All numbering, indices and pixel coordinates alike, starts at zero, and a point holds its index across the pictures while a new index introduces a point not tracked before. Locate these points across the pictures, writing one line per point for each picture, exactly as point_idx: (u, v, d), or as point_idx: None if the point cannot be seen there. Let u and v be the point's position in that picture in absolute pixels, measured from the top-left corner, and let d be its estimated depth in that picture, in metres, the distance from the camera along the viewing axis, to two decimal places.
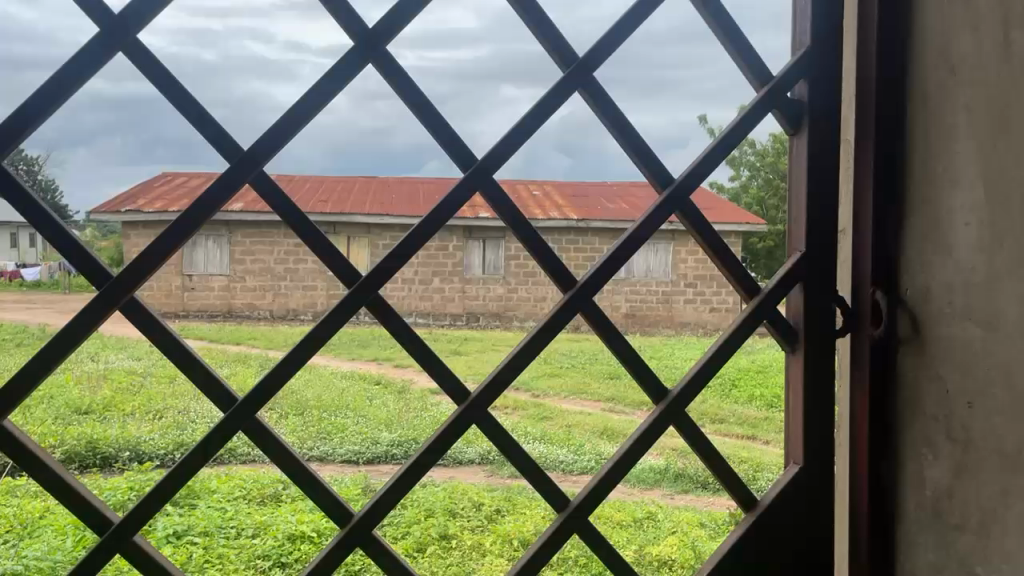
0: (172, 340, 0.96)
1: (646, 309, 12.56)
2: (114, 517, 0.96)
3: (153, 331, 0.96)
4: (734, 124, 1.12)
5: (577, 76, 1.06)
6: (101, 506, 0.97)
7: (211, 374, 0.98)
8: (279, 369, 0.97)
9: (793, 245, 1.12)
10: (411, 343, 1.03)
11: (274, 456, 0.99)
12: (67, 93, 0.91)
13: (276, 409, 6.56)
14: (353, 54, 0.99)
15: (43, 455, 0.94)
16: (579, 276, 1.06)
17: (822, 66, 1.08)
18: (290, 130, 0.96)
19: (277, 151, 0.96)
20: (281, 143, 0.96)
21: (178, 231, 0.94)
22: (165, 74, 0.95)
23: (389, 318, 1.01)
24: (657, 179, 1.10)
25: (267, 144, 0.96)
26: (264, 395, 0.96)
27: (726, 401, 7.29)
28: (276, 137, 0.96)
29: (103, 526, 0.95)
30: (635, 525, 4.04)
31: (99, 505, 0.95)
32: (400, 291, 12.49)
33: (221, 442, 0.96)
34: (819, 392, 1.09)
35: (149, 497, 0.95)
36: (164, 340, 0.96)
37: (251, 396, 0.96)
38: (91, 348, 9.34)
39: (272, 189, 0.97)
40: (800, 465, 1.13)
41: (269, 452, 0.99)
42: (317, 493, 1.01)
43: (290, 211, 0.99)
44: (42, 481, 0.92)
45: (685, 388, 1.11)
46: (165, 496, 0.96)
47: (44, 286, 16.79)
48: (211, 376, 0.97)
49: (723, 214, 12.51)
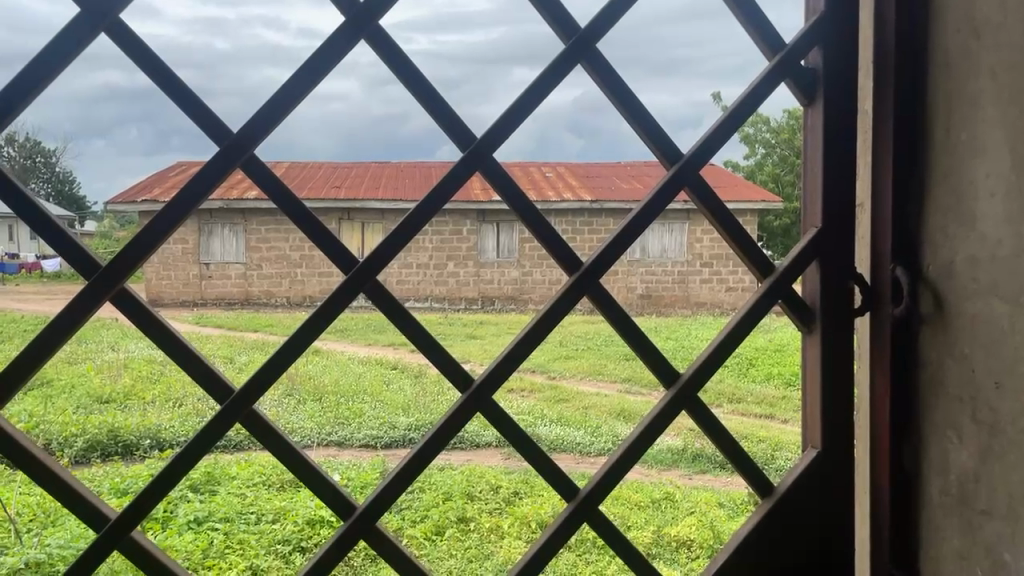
0: (165, 331, 0.93)
1: (662, 290, 12.50)
2: (111, 514, 0.94)
3: (145, 323, 0.93)
4: (744, 96, 1.07)
5: (578, 48, 1.02)
6: (97, 502, 0.95)
7: (205, 364, 0.95)
8: (280, 356, 0.94)
9: (809, 221, 1.08)
10: (411, 328, 0.99)
11: (273, 449, 0.97)
12: (46, 80, 0.88)
13: (294, 395, 6.60)
14: (347, 30, 0.95)
15: (39, 453, 0.92)
16: (584, 258, 1.02)
17: (837, 32, 1.03)
18: (278, 112, 0.92)
19: (270, 133, 0.93)
20: (270, 127, 0.93)
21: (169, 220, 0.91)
22: (151, 57, 0.92)
23: (386, 306, 0.98)
24: (664, 155, 1.07)
25: (258, 126, 0.92)
26: (261, 387, 0.93)
27: (744, 380, 7.24)
28: (266, 119, 0.93)
29: (101, 523, 0.93)
30: (654, 506, 4.02)
31: (95, 502, 0.94)
32: (414, 276, 12.44)
33: (217, 434, 0.94)
34: (835, 373, 1.06)
35: (149, 496, 0.93)
36: (155, 331, 0.93)
37: (250, 387, 0.93)
38: (111, 337, 9.45)
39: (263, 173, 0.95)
40: (818, 449, 1.09)
41: (267, 445, 0.96)
42: (320, 485, 0.99)
43: (281, 196, 0.96)
44: (36, 478, 0.91)
45: (695, 372, 1.07)
46: (164, 491, 0.94)
47: (64, 279, 17.02)
48: (206, 368, 0.95)
49: (738, 192, 12.38)
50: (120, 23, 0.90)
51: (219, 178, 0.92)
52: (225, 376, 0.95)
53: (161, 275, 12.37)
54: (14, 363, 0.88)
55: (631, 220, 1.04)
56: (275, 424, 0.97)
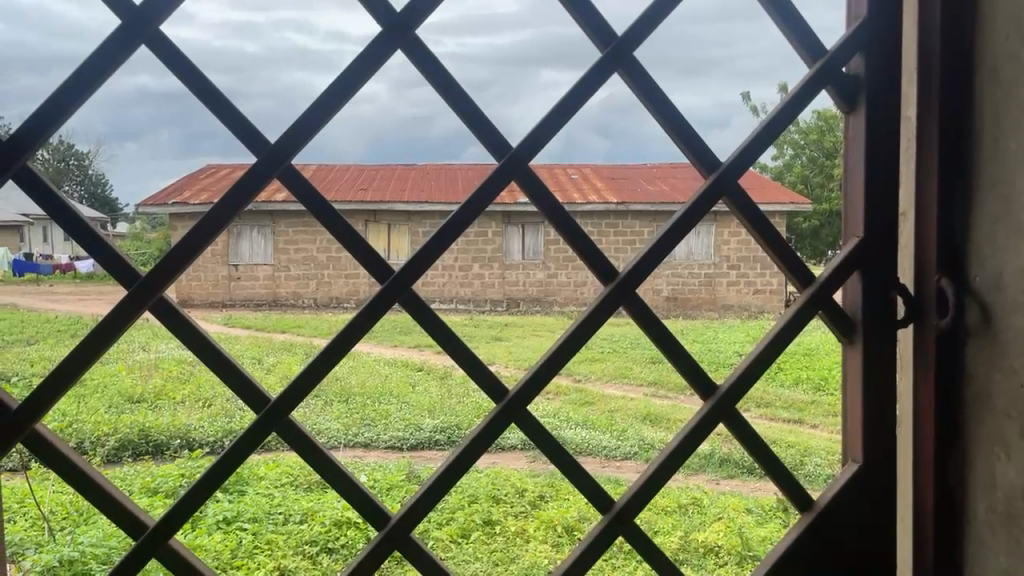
0: (199, 337, 0.92)
1: (688, 292, 12.41)
2: (148, 522, 0.94)
3: (185, 333, 0.92)
4: (784, 103, 1.05)
5: (615, 54, 1.00)
6: (134, 509, 0.94)
7: (242, 373, 0.94)
8: (317, 362, 0.94)
9: (851, 229, 1.05)
10: (444, 337, 0.99)
11: (308, 459, 0.96)
12: (86, 91, 0.88)
13: (321, 396, 6.65)
14: (384, 39, 0.94)
15: (74, 458, 0.91)
16: (620, 268, 1.00)
17: (879, 39, 1.02)
18: (316, 122, 0.91)
19: (307, 142, 0.92)
20: (308, 136, 0.92)
21: (209, 228, 0.90)
22: (192, 69, 0.92)
23: (421, 313, 0.97)
24: (702, 163, 1.04)
25: (297, 136, 0.92)
26: (299, 393, 0.93)
27: (772, 383, 7.18)
28: (304, 127, 0.92)
29: (138, 530, 0.93)
30: (680, 511, 4.00)
31: (133, 509, 0.93)
32: (439, 278, 12.54)
33: (253, 442, 0.93)
34: (877, 386, 1.03)
35: (187, 499, 0.93)
36: (193, 340, 0.92)
37: (288, 394, 0.92)
38: (142, 338, 9.60)
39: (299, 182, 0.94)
40: (859, 463, 1.07)
41: (302, 453, 0.95)
42: (354, 495, 0.98)
43: (318, 204, 0.95)
44: (73, 482, 0.90)
45: (734, 383, 1.05)
46: (199, 498, 0.94)
47: (97, 281, 17.31)
48: (242, 376, 0.93)
49: (767, 193, 12.24)
50: (162, 34, 0.90)
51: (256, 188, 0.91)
52: (259, 383, 0.94)
53: (191, 276, 12.60)
54: (51, 371, 0.87)
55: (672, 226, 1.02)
56: (311, 433, 0.96)
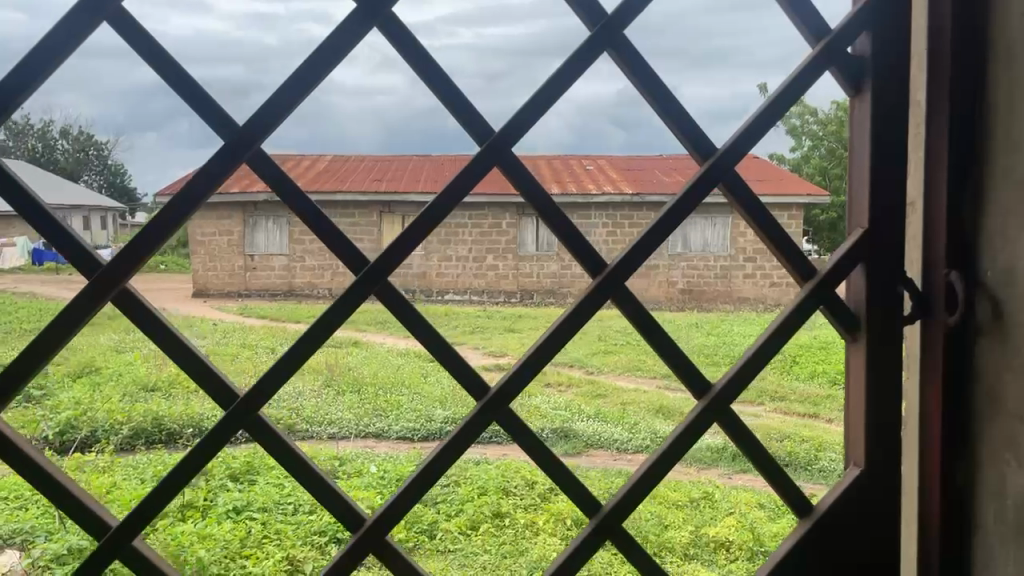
0: (163, 329, 0.88)
1: (704, 285, 12.31)
2: (111, 521, 0.90)
3: (151, 328, 0.88)
4: (786, 86, 0.99)
5: (604, 35, 0.95)
6: (98, 507, 0.91)
7: (210, 368, 0.89)
8: (288, 358, 0.90)
9: (855, 220, 1.00)
10: (423, 333, 0.94)
11: (278, 460, 0.91)
12: (42, 70, 0.84)
13: (333, 387, 6.64)
14: (358, 16, 0.89)
15: (36, 455, 0.88)
16: (610, 260, 0.95)
17: (887, 17, 0.95)
18: (284, 105, 0.87)
19: (274, 127, 0.88)
20: (277, 118, 0.87)
21: (173, 216, 0.86)
22: (153, 46, 0.87)
23: (399, 307, 0.93)
24: (697, 150, 0.99)
25: (262, 120, 0.87)
26: (269, 389, 0.88)
27: (787, 377, 7.09)
28: (270, 111, 0.87)
29: (100, 529, 0.89)
30: (692, 505, 3.94)
31: (95, 509, 0.90)
32: (454, 269, 12.50)
33: (219, 441, 0.89)
34: (883, 387, 0.98)
35: (150, 498, 0.89)
36: (158, 332, 0.88)
37: (257, 391, 0.88)
38: None
39: (269, 167, 0.90)
40: (861, 468, 1.01)
41: (274, 453, 0.91)
42: (328, 496, 0.94)
43: (289, 191, 0.91)
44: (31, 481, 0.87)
45: (730, 383, 0.99)
46: (163, 499, 0.89)
47: None
48: (210, 371, 0.89)
49: (783, 185, 12.09)
50: (121, 10, 0.85)
51: (222, 175, 0.86)
52: (226, 377, 0.90)
53: (207, 266, 12.66)
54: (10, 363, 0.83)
55: (664, 218, 0.97)
56: (283, 432, 0.91)
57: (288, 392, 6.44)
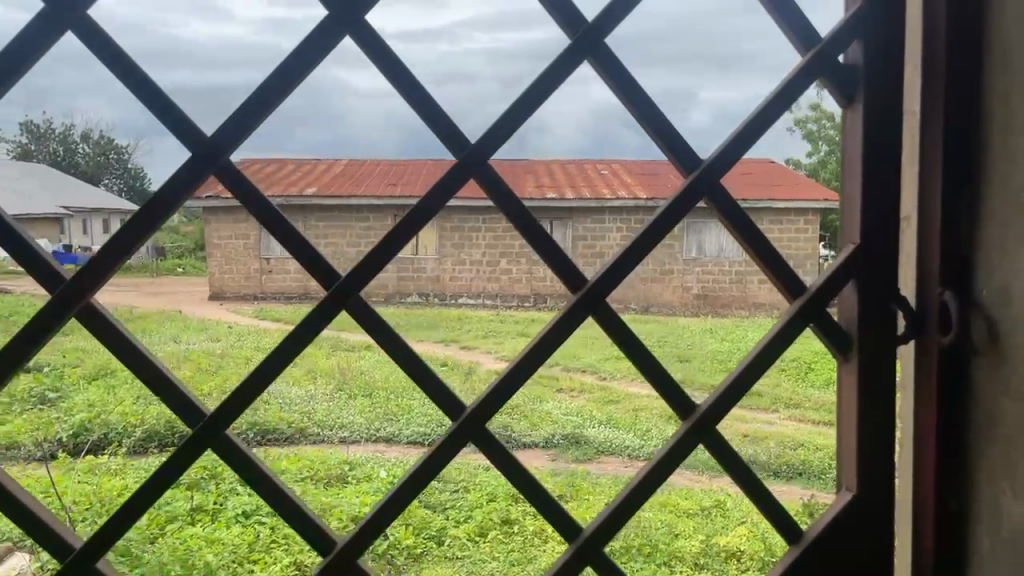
0: (129, 345, 0.86)
1: (719, 290, 12.22)
2: (76, 541, 0.88)
3: (117, 343, 0.86)
4: (776, 95, 0.96)
5: (584, 42, 0.92)
6: (63, 529, 0.89)
7: (176, 386, 0.88)
8: (259, 374, 0.88)
9: (847, 235, 0.96)
10: (398, 349, 0.92)
11: (248, 480, 0.90)
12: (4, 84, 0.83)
13: (345, 390, 6.64)
14: (331, 22, 0.88)
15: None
16: (590, 276, 0.92)
17: (880, 23, 0.92)
18: (253, 115, 0.85)
19: (243, 138, 0.86)
20: (246, 130, 0.86)
21: (137, 228, 0.84)
22: (117, 54, 0.85)
23: (369, 322, 0.91)
24: (682, 162, 0.96)
25: (230, 132, 0.85)
26: (235, 409, 0.87)
27: (802, 384, 7.01)
28: (240, 122, 0.86)
29: (64, 551, 0.87)
30: (703, 514, 3.89)
31: (60, 531, 0.88)
32: (467, 273, 12.48)
33: (185, 462, 0.87)
34: (875, 408, 0.94)
35: (113, 520, 0.87)
36: (123, 347, 0.86)
37: (223, 410, 0.86)
38: (174, 330, 9.69)
39: (239, 179, 0.88)
40: (853, 492, 0.97)
41: (243, 472, 0.89)
42: (299, 519, 0.92)
43: (259, 202, 0.89)
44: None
45: (714, 404, 0.96)
46: (125, 521, 0.87)
47: (133, 270, 17.55)
48: (177, 389, 0.87)
49: (800, 190, 11.98)
50: (83, 18, 0.84)
51: (189, 187, 0.85)
52: (192, 394, 0.88)
53: (224, 269, 12.72)
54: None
55: (647, 229, 0.94)
56: (251, 451, 0.90)
57: (301, 395, 6.44)
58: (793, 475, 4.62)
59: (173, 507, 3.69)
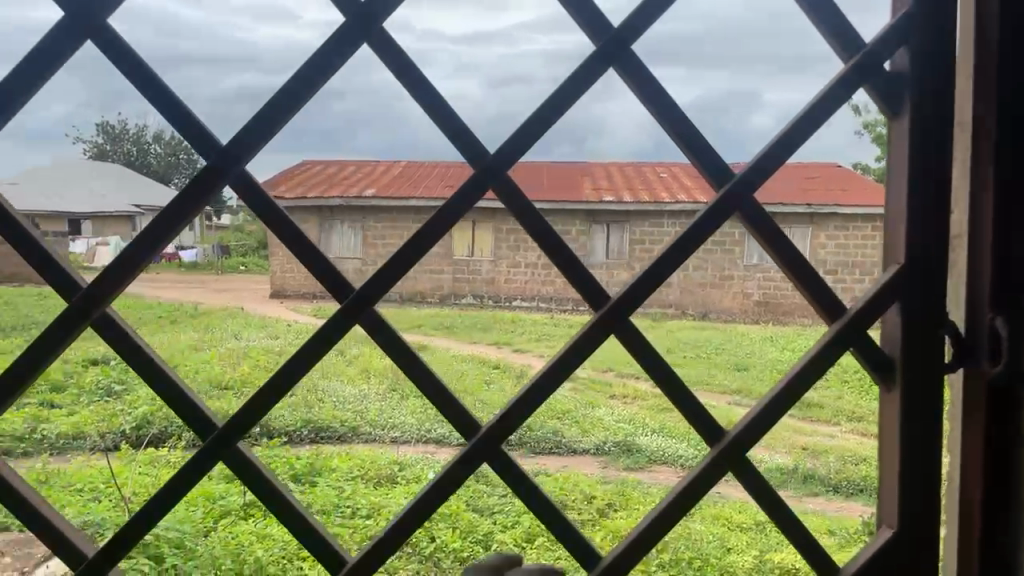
0: (134, 344, 1.03)
1: (780, 297, 11.94)
2: (88, 552, 1.08)
3: (123, 343, 1.03)
4: (817, 103, 1.04)
5: (609, 50, 1.03)
6: (77, 541, 1.09)
7: (195, 408, 1.05)
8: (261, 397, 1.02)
9: (890, 257, 1.05)
10: (396, 349, 1.06)
11: (253, 488, 1.06)
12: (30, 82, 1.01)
13: (397, 390, 6.70)
14: (348, 30, 1.01)
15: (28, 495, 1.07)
16: (615, 292, 1.05)
17: (933, 46, 0.99)
18: (261, 132, 1.00)
19: (248, 152, 1.01)
20: (255, 144, 1.01)
21: (168, 221, 1.01)
22: (131, 57, 1.01)
23: (372, 328, 1.04)
24: (715, 175, 1.06)
25: (239, 147, 1.00)
26: (241, 429, 1.03)
27: (866, 398, 6.76)
28: (246, 138, 1.00)
29: (78, 560, 1.07)
30: (757, 529, 3.79)
31: (73, 543, 1.08)
32: (522, 275, 12.48)
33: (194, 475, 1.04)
34: (922, 431, 1.03)
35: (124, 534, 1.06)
36: (129, 349, 1.03)
37: (226, 433, 1.03)
38: (236, 326, 9.94)
39: (245, 187, 1.03)
40: (893, 530, 1.06)
41: (249, 484, 1.06)
42: (305, 533, 1.08)
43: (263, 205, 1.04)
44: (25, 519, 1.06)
45: (749, 426, 1.07)
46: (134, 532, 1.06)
47: (199, 267, 18.01)
48: (195, 410, 1.04)
49: (867, 196, 11.62)
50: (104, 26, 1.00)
51: (195, 199, 1.01)
52: (209, 412, 1.05)
53: (285, 268, 13.01)
54: (8, 368, 1.00)
55: (690, 230, 1.04)
56: (257, 463, 1.06)
57: (354, 393, 6.52)
58: (853, 492, 4.48)
59: (227, 501, 3.75)
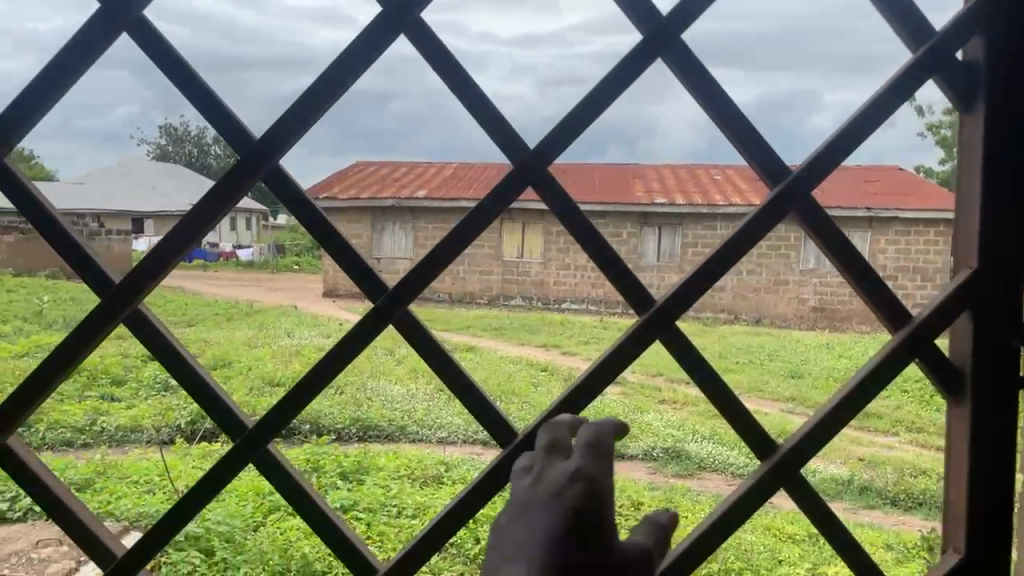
0: (166, 340, 1.04)
1: (837, 303, 11.63)
2: (118, 550, 1.10)
3: (155, 340, 1.04)
4: (882, 94, 1.00)
5: (655, 41, 1.01)
6: (109, 537, 1.12)
7: (224, 408, 1.06)
8: (286, 404, 1.02)
9: (962, 261, 1.01)
10: (440, 360, 1.04)
11: (280, 489, 1.06)
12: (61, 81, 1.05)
13: (445, 391, 6.71)
14: (385, 21, 1.02)
15: (62, 491, 1.10)
16: (659, 296, 1.01)
17: (1006, 30, 0.96)
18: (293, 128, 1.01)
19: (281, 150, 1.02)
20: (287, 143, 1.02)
21: (199, 220, 1.02)
22: (163, 47, 1.04)
23: (412, 335, 1.04)
24: (770, 173, 1.02)
25: (270, 145, 1.01)
26: (268, 433, 1.03)
27: (927, 408, 6.52)
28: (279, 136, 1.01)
29: (109, 557, 1.09)
30: (809, 541, 3.67)
31: (106, 540, 1.11)
32: (572, 277, 12.41)
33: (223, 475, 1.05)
34: (992, 447, 0.98)
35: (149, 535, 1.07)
36: (160, 345, 1.04)
37: (254, 435, 1.03)
38: (289, 324, 10.11)
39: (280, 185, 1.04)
40: (962, 553, 1.01)
41: (275, 484, 1.06)
42: (334, 536, 1.08)
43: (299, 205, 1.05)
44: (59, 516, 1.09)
45: (803, 441, 1.02)
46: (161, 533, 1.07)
47: (255, 267, 18.39)
48: (226, 412, 1.05)
49: (930, 200, 11.23)
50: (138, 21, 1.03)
51: (227, 196, 1.02)
52: (237, 411, 1.06)
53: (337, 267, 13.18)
54: (45, 363, 1.03)
55: (745, 232, 0.99)
56: (286, 462, 1.06)
57: (402, 393, 6.56)
58: (913, 505, 4.31)
59: (275, 497, 3.80)
